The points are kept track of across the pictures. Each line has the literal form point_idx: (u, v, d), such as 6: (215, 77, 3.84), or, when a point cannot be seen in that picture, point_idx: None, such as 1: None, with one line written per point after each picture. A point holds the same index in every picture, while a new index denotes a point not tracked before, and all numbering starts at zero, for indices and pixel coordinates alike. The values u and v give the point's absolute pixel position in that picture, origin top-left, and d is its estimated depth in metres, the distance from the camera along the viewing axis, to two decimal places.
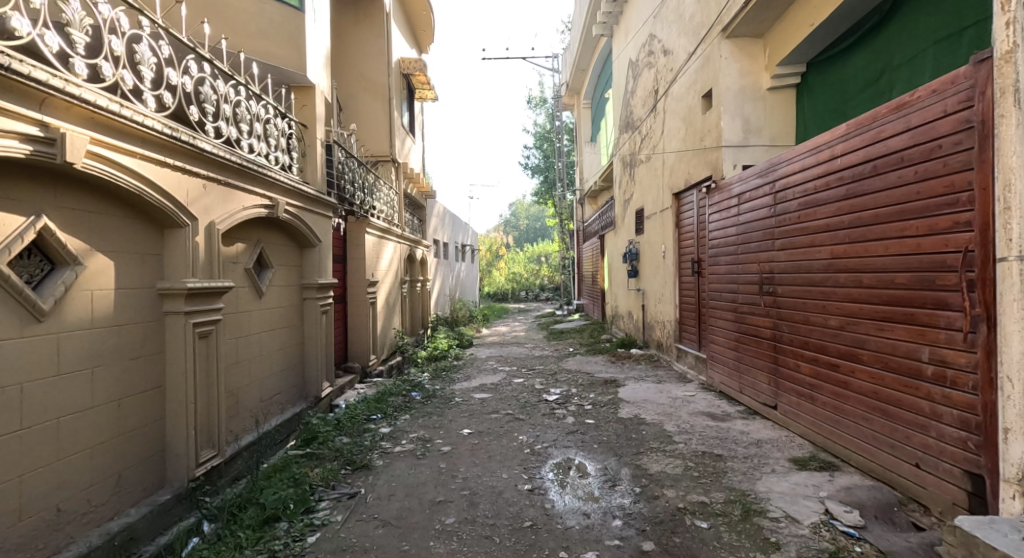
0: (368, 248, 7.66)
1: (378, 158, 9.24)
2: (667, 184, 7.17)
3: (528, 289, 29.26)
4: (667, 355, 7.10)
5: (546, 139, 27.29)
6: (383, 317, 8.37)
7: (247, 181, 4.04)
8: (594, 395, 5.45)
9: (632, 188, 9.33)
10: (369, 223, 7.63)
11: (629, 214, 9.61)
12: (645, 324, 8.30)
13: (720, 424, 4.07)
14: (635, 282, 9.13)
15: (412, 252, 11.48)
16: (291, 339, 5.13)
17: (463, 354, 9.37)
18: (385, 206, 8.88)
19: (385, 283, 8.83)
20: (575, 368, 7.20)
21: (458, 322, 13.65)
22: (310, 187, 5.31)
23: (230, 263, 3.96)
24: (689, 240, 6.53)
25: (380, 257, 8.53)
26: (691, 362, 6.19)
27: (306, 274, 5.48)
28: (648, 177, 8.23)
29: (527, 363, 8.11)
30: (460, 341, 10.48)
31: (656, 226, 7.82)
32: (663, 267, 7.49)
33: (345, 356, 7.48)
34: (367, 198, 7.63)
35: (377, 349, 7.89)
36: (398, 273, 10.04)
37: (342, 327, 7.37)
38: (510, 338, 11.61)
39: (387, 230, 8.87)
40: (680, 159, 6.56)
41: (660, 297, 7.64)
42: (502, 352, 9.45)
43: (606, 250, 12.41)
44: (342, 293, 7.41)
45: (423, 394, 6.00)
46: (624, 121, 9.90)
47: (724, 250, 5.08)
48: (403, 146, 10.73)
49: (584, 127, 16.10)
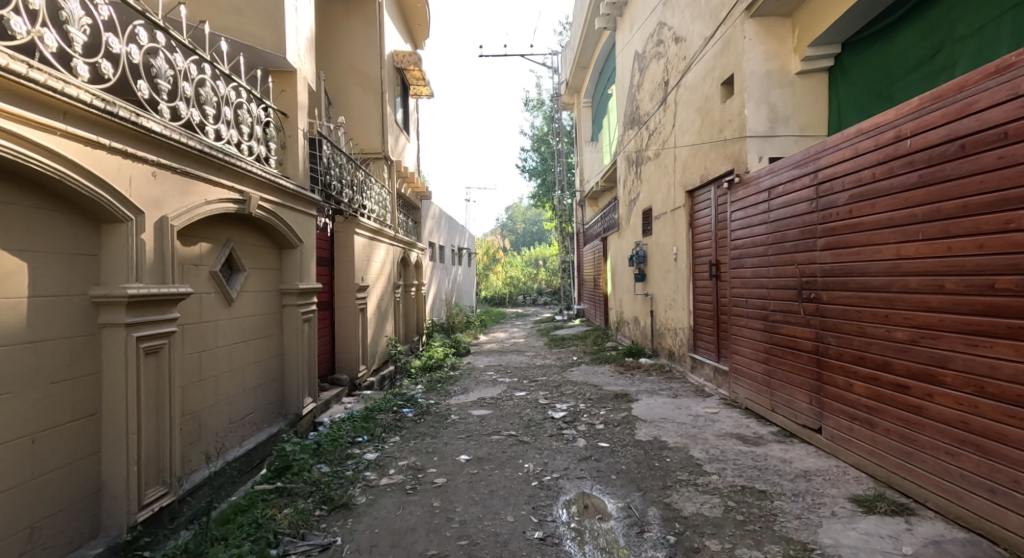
0: (357, 250, 7.14)
1: (370, 156, 8.75)
2: (679, 181, 6.68)
3: (526, 293, 28.75)
4: (680, 367, 6.59)
5: (544, 140, 26.84)
6: (374, 324, 7.87)
7: (212, 172, 3.52)
8: (606, 412, 4.93)
9: (638, 187, 8.85)
10: (359, 223, 7.15)
11: (635, 215, 9.12)
12: (654, 331, 7.80)
13: (755, 450, 3.56)
14: (642, 287, 8.64)
15: (406, 255, 10.98)
16: (268, 351, 4.59)
17: (461, 364, 8.87)
18: (377, 206, 8.39)
19: (377, 288, 8.35)
20: (581, 380, 6.69)
21: (455, 328, 13.14)
22: (290, 181, 4.79)
23: (190, 265, 3.44)
24: (706, 242, 6.02)
25: (371, 260, 8.01)
26: (710, 375, 5.68)
27: (286, 277, 4.95)
28: (657, 175, 7.74)
29: (528, 374, 7.60)
30: (456, 349, 9.96)
31: (666, 227, 7.33)
32: (674, 271, 7.00)
33: (333, 367, 6.95)
34: (358, 197, 7.16)
35: (367, 359, 7.37)
36: (390, 278, 9.53)
37: (329, 336, 6.85)
38: (509, 345, 11.09)
39: (379, 232, 8.36)
40: (695, 154, 6.06)
41: (671, 303, 7.14)
42: (502, 361, 8.93)
43: (609, 253, 11.92)
44: (329, 299, 6.91)
45: (415, 410, 5.47)
46: (629, 117, 9.42)
47: (750, 250, 4.57)
48: (396, 144, 10.23)
49: (585, 127, 15.64)
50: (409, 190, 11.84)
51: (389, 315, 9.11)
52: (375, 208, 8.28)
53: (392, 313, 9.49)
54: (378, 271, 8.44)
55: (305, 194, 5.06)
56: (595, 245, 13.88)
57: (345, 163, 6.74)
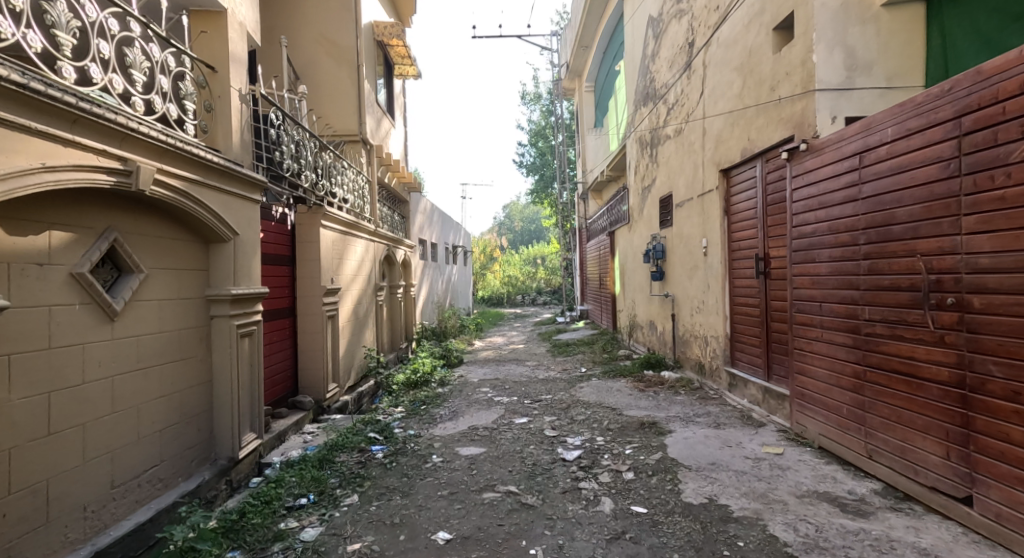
0: (325, 246, 6.03)
1: (345, 137, 7.67)
2: (710, 160, 5.56)
3: (524, 293, 27.66)
4: (715, 384, 5.45)
5: (541, 133, 25.72)
6: (347, 334, 6.73)
7: (64, 128, 2.41)
8: (633, 452, 3.80)
9: (654, 171, 7.74)
10: (328, 213, 6.04)
11: (651, 205, 7.99)
12: (676, 339, 6.68)
13: (868, 529, 2.43)
14: (661, 286, 7.51)
15: (390, 253, 9.84)
16: (183, 379, 3.46)
17: (452, 377, 7.73)
18: (353, 195, 7.27)
19: (353, 291, 7.22)
20: (594, 400, 5.57)
21: (448, 333, 12.00)
22: (217, 153, 3.66)
23: (17, 267, 2.33)
24: (750, 232, 4.90)
25: (344, 259, 6.88)
26: (758, 398, 4.55)
27: (213, 280, 3.79)
28: (678, 156, 6.63)
29: (529, 390, 6.48)
30: (447, 359, 8.85)
31: (690, 216, 6.22)
32: (703, 268, 5.89)
33: (295, 386, 5.82)
34: (326, 182, 6.03)
35: (337, 376, 6.24)
36: (371, 278, 8.42)
37: (287, 350, 5.73)
38: (507, 352, 9.97)
39: (355, 225, 7.24)
40: (734, 123, 4.94)
41: (699, 305, 6.02)
42: (499, 373, 7.81)
43: (617, 248, 10.80)
44: (287, 306, 5.81)
45: (387, 445, 4.35)
46: (641, 94, 8.32)
47: (822, 238, 3.44)
48: (377, 128, 9.13)
49: (587, 113, 14.55)
50: (394, 181, 10.72)
51: (368, 323, 7.98)
52: (351, 196, 7.15)
53: (373, 320, 8.35)
54: (354, 272, 7.32)
55: (239, 168, 3.90)
56: (600, 241, 12.78)
57: (308, 139, 5.63)
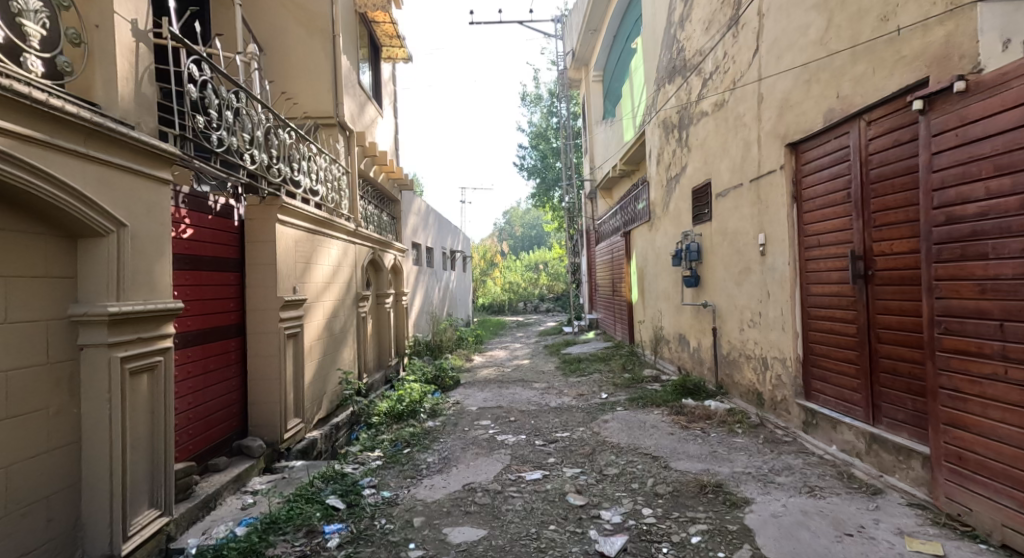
0: (284, 248, 4.85)
1: (318, 120, 6.56)
2: (770, 133, 4.37)
3: (527, 300, 26.37)
4: (782, 422, 4.22)
5: (543, 134, 24.64)
6: (313, 356, 5.53)
7: None
8: (705, 543, 2.59)
9: (685, 159, 6.57)
10: (288, 205, 4.86)
11: (681, 199, 6.80)
12: (723, 359, 5.46)
13: None
14: (697, 295, 6.29)
15: (377, 257, 8.66)
16: (13, 446, 2.33)
17: (447, 403, 6.52)
18: (327, 185, 6.11)
19: (324, 303, 6.03)
20: (625, 442, 4.36)
21: (444, 348, 10.80)
22: (84, 105, 2.50)
23: None
24: (832, 222, 3.71)
25: (313, 264, 5.68)
26: (859, 449, 3.32)
27: (80, 293, 2.60)
28: (720, 136, 5.44)
29: (540, 424, 5.27)
30: (442, 380, 7.64)
31: (739, 209, 5.01)
32: (760, 272, 4.68)
33: (243, 425, 4.60)
34: (286, 166, 4.86)
35: (298, 409, 5.03)
36: (352, 287, 7.23)
37: (232, 379, 4.50)
38: (510, 371, 8.75)
39: (329, 223, 6.06)
40: (811, 80, 3.76)
41: (754, 319, 4.80)
42: (502, 398, 6.61)
43: (634, 251, 9.60)
44: (233, 323, 4.58)
45: (348, 523, 3.14)
46: (665, 70, 7.18)
47: (1005, 220, 2.30)
48: (359, 114, 8.01)
49: (596, 105, 13.43)
50: (381, 176, 9.57)
51: (346, 340, 6.77)
52: (324, 188, 5.99)
53: (352, 337, 7.13)
54: (326, 280, 6.13)
55: (123, 129, 2.68)
56: (612, 243, 11.59)
57: (260, 111, 4.45)
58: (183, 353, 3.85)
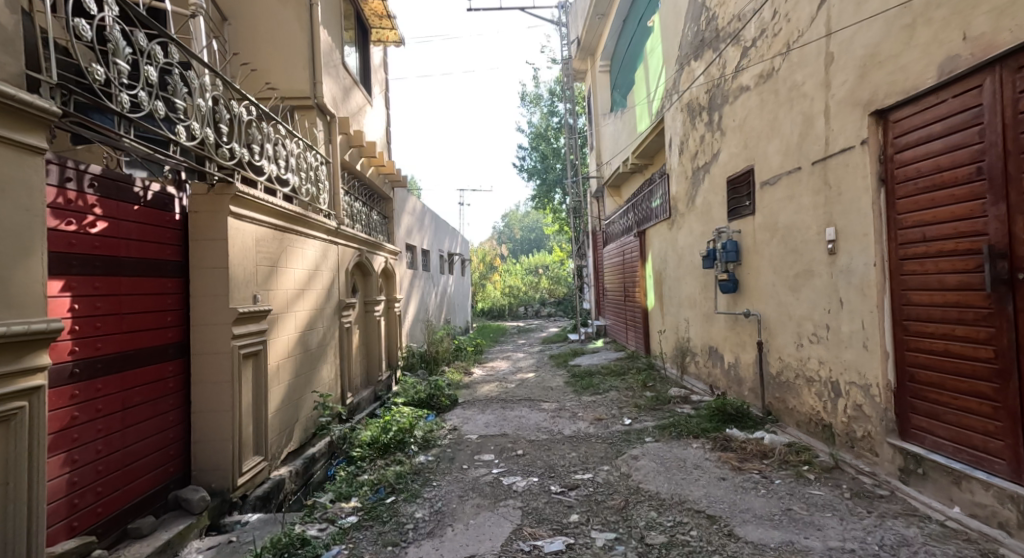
0: (239, 247, 3.95)
1: (293, 101, 5.71)
2: (844, 101, 3.51)
3: (527, 305, 25.41)
4: (865, 467, 3.33)
5: (543, 133, 23.84)
6: (281, 376, 4.64)
7: None
8: None
9: (718, 144, 5.69)
10: (245, 196, 3.98)
11: (713, 191, 5.92)
12: (775, 380, 4.56)
13: None
14: (735, 303, 5.41)
15: (364, 260, 7.76)
16: None
17: (443, 428, 5.62)
18: (302, 174, 5.23)
19: (298, 313, 5.15)
20: (667, 492, 3.46)
21: (440, 359, 9.90)
22: None
23: None
24: (934, 211, 2.91)
25: (281, 267, 4.78)
26: (1007, 520, 2.51)
27: None
28: (766, 113, 4.57)
29: (554, 462, 4.36)
30: (438, 399, 6.74)
31: (796, 198, 4.13)
32: (827, 275, 3.78)
33: (185, 468, 3.68)
34: (242, 147, 3.97)
35: (259, 444, 4.13)
36: (334, 294, 6.34)
37: (169, 413, 3.56)
38: (512, 387, 7.84)
39: (301, 218, 5.17)
40: (916, 23, 2.89)
41: (818, 333, 3.92)
42: (507, 422, 5.70)
43: (650, 252, 8.71)
44: (173, 342, 3.66)
45: None
46: (691, 44, 6.32)
47: None
48: (344, 98, 7.14)
49: (602, 98, 12.59)
50: (371, 170, 8.71)
51: (326, 355, 5.88)
52: (297, 177, 5.10)
53: (333, 351, 6.24)
54: (300, 286, 5.24)
55: None
56: (623, 243, 10.69)
57: (205, 77, 3.58)
58: (91, 386, 2.91)
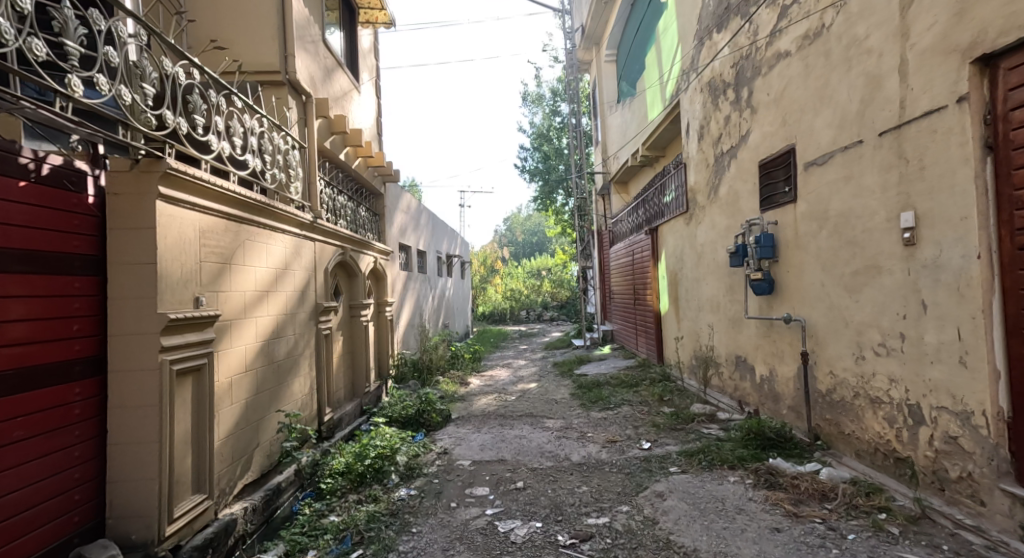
0: (173, 239, 3.23)
1: (259, 76, 4.98)
2: (930, 51, 2.79)
3: (528, 309, 24.55)
4: (965, 519, 2.61)
5: (545, 133, 23.13)
6: (234, 393, 3.93)
7: None
8: None
9: (748, 123, 4.97)
10: (183, 177, 3.27)
11: (742, 179, 5.19)
12: (826, 400, 3.81)
13: None
14: (769, 308, 4.67)
15: (348, 260, 7.03)
16: None
17: (431, 452, 4.88)
18: (266, 158, 4.52)
19: (260, 319, 4.44)
20: (706, 548, 2.73)
21: (434, 368, 9.14)
22: None
23: None
24: None
25: (235, 264, 4.04)
26: None
27: None
28: (812, 80, 3.85)
29: (560, 499, 3.62)
30: (428, 415, 6.00)
31: (855, 178, 3.40)
32: (901, 271, 3.04)
33: (93, 516, 2.94)
34: (178, 117, 3.24)
35: (201, 480, 3.40)
36: (309, 297, 5.61)
37: (72, 448, 2.82)
38: (512, 401, 7.08)
39: (264, 208, 4.44)
40: None
41: (887, 343, 3.18)
42: (505, 444, 4.95)
43: (664, 250, 7.97)
44: (81, 358, 2.90)
45: None
46: (714, 14, 5.60)
47: None
48: (325, 80, 6.44)
49: (609, 89, 11.88)
50: (358, 162, 7.99)
51: (296, 367, 5.15)
52: (259, 161, 4.39)
53: (308, 362, 5.50)
54: (262, 287, 4.52)
55: None
56: (632, 243, 9.96)
57: (125, 23, 2.83)
58: None
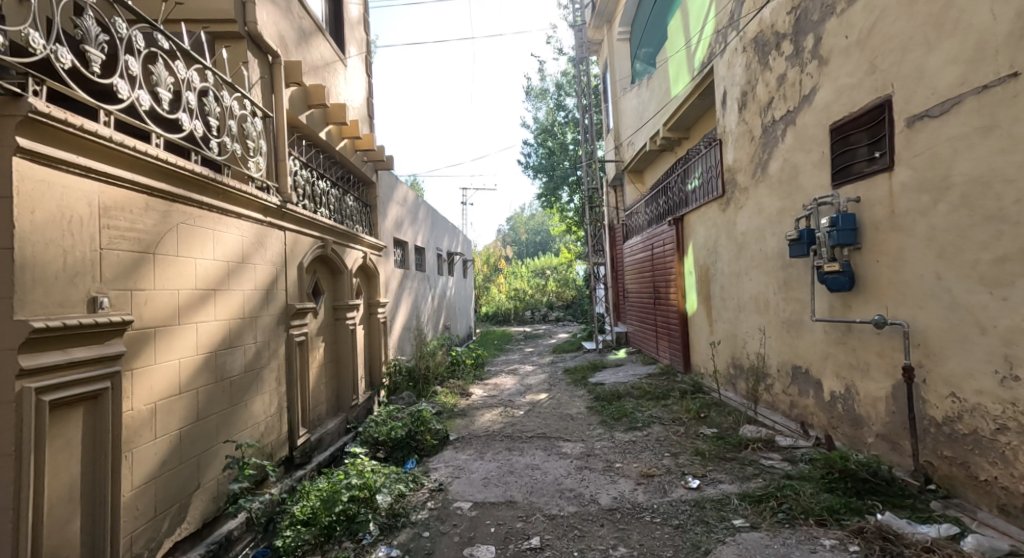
0: (50, 216, 2.31)
1: (207, 22, 3.99)
2: None
3: (534, 309, 23.50)
4: None
5: (549, 128, 22.17)
6: (160, 424, 2.97)
7: None
8: None
9: (814, 79, 4.03)
10: (63, 129, 2.34)
11: (801, 150, 4.26)
12: (943, 430, 2.89)
13: None
14: (847, 307, 3.72)
15: (330, 255, 6.08)
16: None
17: (422, 491, 3.94)
18: (210, 121, 3.58)
19: (202, 325, 3.49)
20: None
21: (433, 377, 8.19)
22: None
23: None
24: None
25: (162, 254, 3.08)
26: None
27: None
28: (923, 5, 2.95)
29: None
30: (422, 437, 5.07)
31: (1003, 128, 2.56)
32: None
33: None
34: (52, 43, 2.30)
35: (96, 550, 2.45)
36: (276, 298, 4.67)
37: None
38: (520, 416, 6.14)
39: (206, 184, 3.50)
40: None
41: None
42: (516, 480, 4.02)
43: (692, 242, 7.01)
44: None
45: None
46: None
47: None
48: (299, 44, 5.50)
49: (621, 69, 10.95)
50: (345, 144, 7.03)
51: (255, 383, 4.19)
52: (200, 123, 3.45)
53: (274, 376, 4.56)
54: (205, 284, 3.56)
55: None
56: (651, 236, 8.99)
57: None
58: None
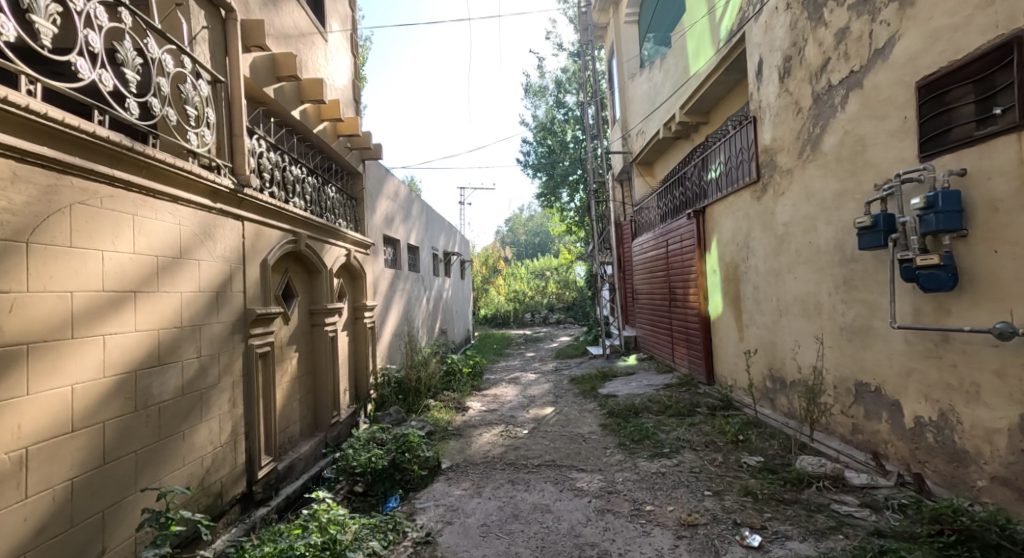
0: None
1: None
2: None
3: (534, 311, 22.73)
4: None
5: (549, 126, 21.24)
6: (32, 476, 2.21)
7: None
8: None
9: (891, 28, 3.25)
10: None
11: (869, 119, 3.47)
12: None
13: None
14: (943, 312, 2.95)
15: (305, 251, 5.27)
16: None
17: (403, 544, 3.16)
18: (126, 74, 2.77)
19: (114, 338, 2.67)
20: None
21: (426, 388, 7.38)
22: None
23: None
24: None
25: (45, 248, 2.32)
26: None
27: None
28: None
29: None
30: (408, 467, 4.26)
31: None
32: None
33: None
34: None
35: None
36: (231, 302, 3.86)
37: None
38: (525, 436, 5.34)
39: (117, 154, 2.69)
40: None
41: None
42: (521, 529, 3.24)
43: (717, 237, 6.22)
44: None
45: None
46: None
47: None
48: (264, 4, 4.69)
49: (629, 53, 10.15)
50: (325, 126, 6.21)
51: (196, 409, 3.36)
52: (107, 75, 2.64)
53: (227, 398, 3.75)
54: (120, 286, 2.74)
55: None
56: (666, 232, 8.19)
57: None
58: None
